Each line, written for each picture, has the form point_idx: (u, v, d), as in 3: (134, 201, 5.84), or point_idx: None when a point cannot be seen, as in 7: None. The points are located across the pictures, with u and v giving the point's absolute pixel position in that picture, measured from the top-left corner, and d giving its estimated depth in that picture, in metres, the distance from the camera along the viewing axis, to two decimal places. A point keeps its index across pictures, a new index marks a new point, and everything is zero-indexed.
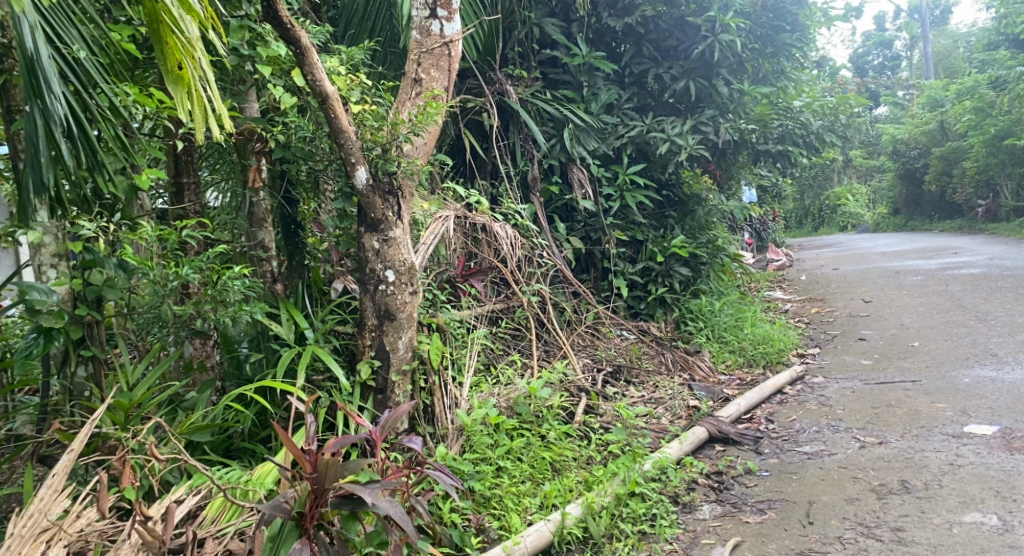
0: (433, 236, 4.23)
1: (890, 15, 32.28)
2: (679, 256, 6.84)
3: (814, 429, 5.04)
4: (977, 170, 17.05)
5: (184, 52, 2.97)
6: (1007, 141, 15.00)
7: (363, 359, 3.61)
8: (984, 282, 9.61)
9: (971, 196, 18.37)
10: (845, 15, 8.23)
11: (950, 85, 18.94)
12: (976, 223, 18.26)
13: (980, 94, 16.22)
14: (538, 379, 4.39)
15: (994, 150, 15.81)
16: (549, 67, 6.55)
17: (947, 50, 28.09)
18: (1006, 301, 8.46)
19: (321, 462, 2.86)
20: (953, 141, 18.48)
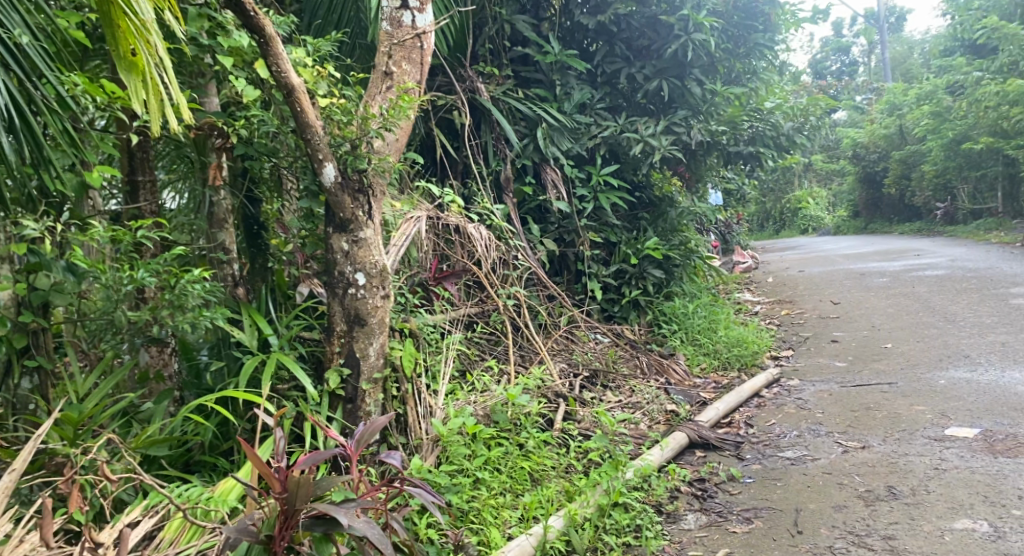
0: (405, 237, 4.06)
1: (847, 22, 32.66)
2: (652, 258, 6.73)
3: (795, 433, 4.93)
4: (936, 173, 17.26)
5: (138, 36, 2.82)
6: (964, 144, 15.17)
7: (331, 367, 3.42)
8: (949, 283, 9.64)
9: (930, 199, 18.59)
10: (813, 17, 8.19)
11: (908, 89, 19.14)
12: (935, 225, 18.47)
13: (938, 99, 16.43)
14: (514, 384, 4.23)
15: (952, 153, 15.98)
16: (520, 65, 6.39)
17: (902, 56, 28.51)
18: (974, 302, 8.48)
19: (292, 480, 2.70)
20: (912, 145, 18.68)
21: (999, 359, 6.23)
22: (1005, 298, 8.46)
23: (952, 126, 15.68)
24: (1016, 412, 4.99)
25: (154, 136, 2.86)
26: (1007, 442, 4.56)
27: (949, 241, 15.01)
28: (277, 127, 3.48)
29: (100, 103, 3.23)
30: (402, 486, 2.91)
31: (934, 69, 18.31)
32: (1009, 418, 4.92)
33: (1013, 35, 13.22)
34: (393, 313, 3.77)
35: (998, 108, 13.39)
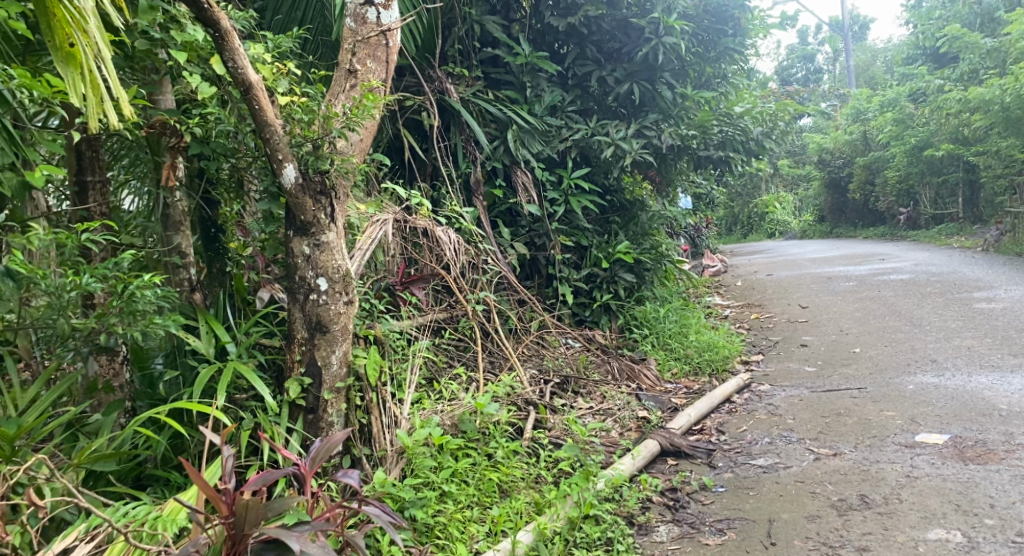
0: (371, 241, 3.94)
1: (812, 29, 32.98)
2: (623, 262, 6.66)
3: (767, 440, 4.87)
4: (899, 178, 17.44)
5: (76, 25, 2.70)
6: (927, 151, 15.32)
7: (292, 377, 3.30)
8: (915, 288, 9.68)
9: (892, 204, 18.77)
10: (782, 24, 8.19)
11: (873, 96, 19.33)
12: (898, 229, 18.66)
13: (902, 106, 16.60)
14: (483, 392, 4.11)
15: (915, 160, 16.15)
16: (490, 67, 6.28)
17: (866, 64, 28.85)
18: (939, 306, 8.50)
19: (240, 502, 2.62)
20: (877, 152, 18.84)
21: (966, 364, 6.23)
22: (969, 302, 8.50)
23: (915, 132, 15.85)
24: (984, 418, 4.97)
25: (93, 132, 2.73)
26: (977, 448, 4.53)
27: (914, 245, 15.12)
28: (233, 126, 3.33)
29: (36, 100, 3.06)
30: (359, 507, 2.79)
31: (898, 76, 18.52)
32: (979, 423, 4.89)
33: (974, 44, 13.36)
34: (357, 319, 3.62)
35: (960, 115, 13.54)
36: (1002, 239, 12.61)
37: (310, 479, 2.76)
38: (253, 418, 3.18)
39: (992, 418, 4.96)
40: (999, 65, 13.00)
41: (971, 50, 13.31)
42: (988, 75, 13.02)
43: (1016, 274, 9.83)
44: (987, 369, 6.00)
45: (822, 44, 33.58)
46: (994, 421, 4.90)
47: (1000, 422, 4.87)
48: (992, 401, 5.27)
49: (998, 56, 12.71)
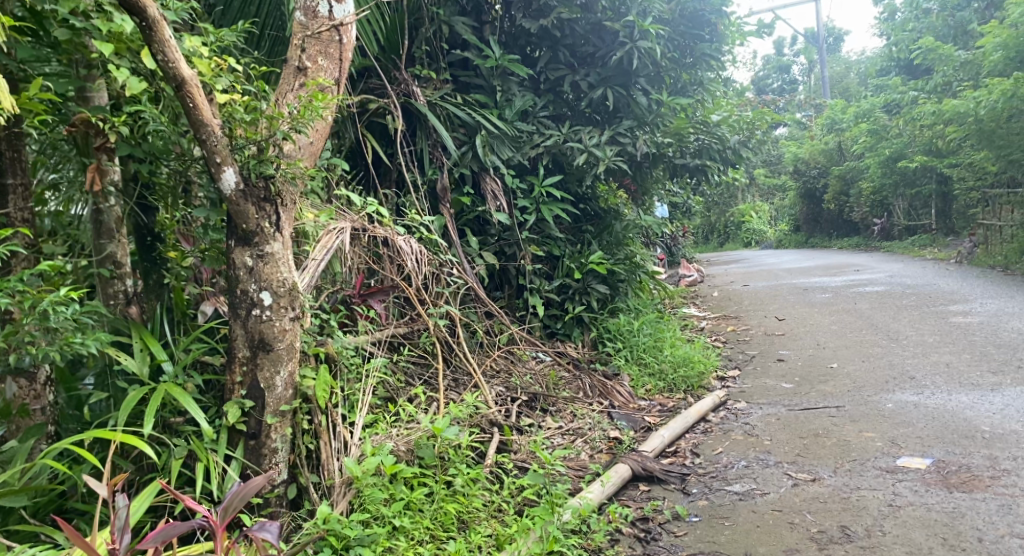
0: (326, 252, 3.72)
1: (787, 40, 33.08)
2: (597, 273, 6.43)
3: (743, 464, 4.65)
4: (874, 189, 17.40)
5: None
6: (901, 162, 15.26)
7: (231, 399, 3.04)
8: (891, 300, 9.54)
9: (867, 215, 18.73)
10: (758, 32, 8.02)
11: (847, 107, 19.30)
12: (871, 240, 18.62)
13: (876, 118, 16.67)
14: (443, 414, 3.85)
15: (888, 170, 16.08)
16: (460, 69, 6.03)
17: (840, 75, 28.95)
18: (916, 320, 8.34)
19: None
20: (851, 162, 18.80)
21: (945, 381, 6.05)
22: (945, 316, 8.36)
23: (890, 144, 15.82)
24: (967, 441, 4.78)
25: None
26: (962, 474, 4.34)
27: (889, 256, 15.03)
28: (167, 127, 3.14)
29: None
30: None
31: (872, 87, 18.50)
32: (962, 447, 4.71)
33: (948, 56, 13.28)
34: (305, 336, 3.31)
35: (934, 127, 13.49)
36: (975, 251, 12.55)
37: (221, 532, 2.46)
38: (187, 445, 2.96)
39: (975, 441, 4.77)
40: (973, 78, 12.95)
41: (945, 63, 13.24)
42: (961, 87, 12.94)
43: (990, 287, 9.72)
44: (967, 388, 5.83)
45: (797, 55, 33.64)
46: (977, 445, 4.71)
47: (984, 445, 4.69)
48: (974, 422, 5.09)
49: (972, 69, 12.64)
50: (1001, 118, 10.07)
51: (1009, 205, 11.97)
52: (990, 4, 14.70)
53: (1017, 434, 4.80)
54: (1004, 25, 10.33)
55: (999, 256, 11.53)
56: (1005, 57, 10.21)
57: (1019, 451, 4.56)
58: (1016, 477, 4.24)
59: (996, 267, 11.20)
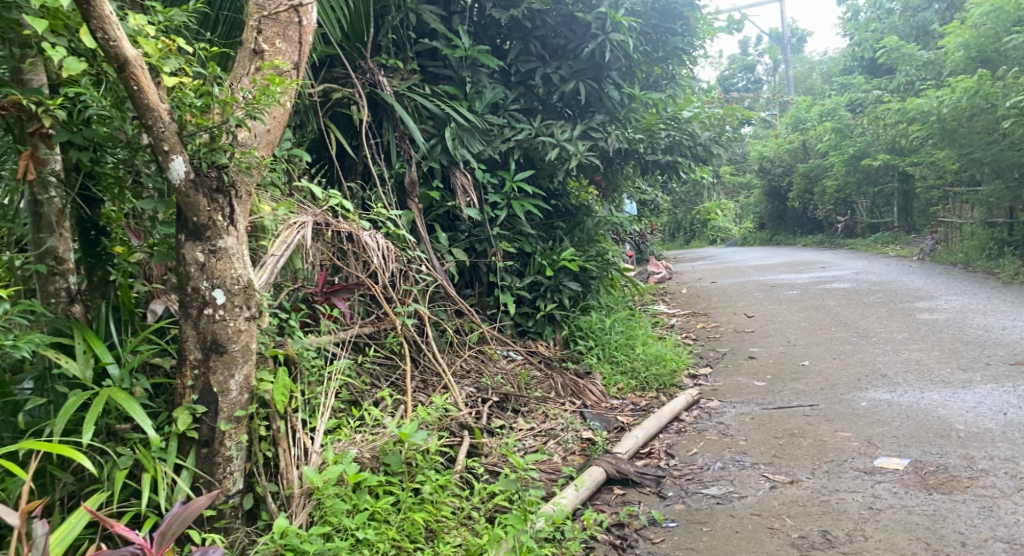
0: (285, 246, 3.54)
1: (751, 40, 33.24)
2: (568, 269, 6.29)
3: (719, 465, 4.51)
4: (837, 187, 17.42)
5: None
6: (864, 161, 15.34)
7: (181, 405, 2.85)
8: (857, 297, 9.52)
9: (831, 212, 18.80)
10: (727, 28, 7.94)
11: (812, 106, 19.38)
12: (835, 238, 18.70)
13: (841, 117, 16.81)
14: (411, 418, 3.66)
15: (852, 169, 16.16)
16: (428, 60, 5.84)
17: (803, 74, 29.15)
18: (883, 317, 8.30)
19: None
20: (815, 160, 18.88)
21: (917, 379, 5.98)
22: (913, 312, 8.32)
23: (854, 142, 15.89)
24: (943, 440, 4.69)
25: None
26: (940, 474, 4.24)
27: (853, 254, 15.07)
28: (110, 112, 2.93)
29: None
30: None
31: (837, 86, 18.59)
32: (938, 446, 4.62)
33: (911, 56, 13.32)
34: (263, 337, 3.10)
35: (897, 125, 13.56)
36: (937, 248, 12.61)
37: None
38: (132, 454, 2.78)
39: (950, 440, 4.68)
40: (936, 77, 13.02)
41: (908, 62, 13.27)
42: (924, 87, 13.00)
43: (955, 284, 9.74)
44: (938, 385, 5.76)
45: (761, 55, 33.81)
46: (953, 444, 4.62)
47: (960, 445, 4.60)
48: (947, 420, 5.01)
49: (935, 68, 12.71)
50: (962, 117, 10.01)
51: (970, 203, 12.05)
52: (951, 5, 14.82)
53: (993, 433, 4.72)
54: (966, 24, 10.38)
55: (960, 253, 11.58)
56: (968, 56, 10.25)
57: (995, 450, 4.48)
58: (995, 477, 4.15)
59: (958, 265, 11.24)
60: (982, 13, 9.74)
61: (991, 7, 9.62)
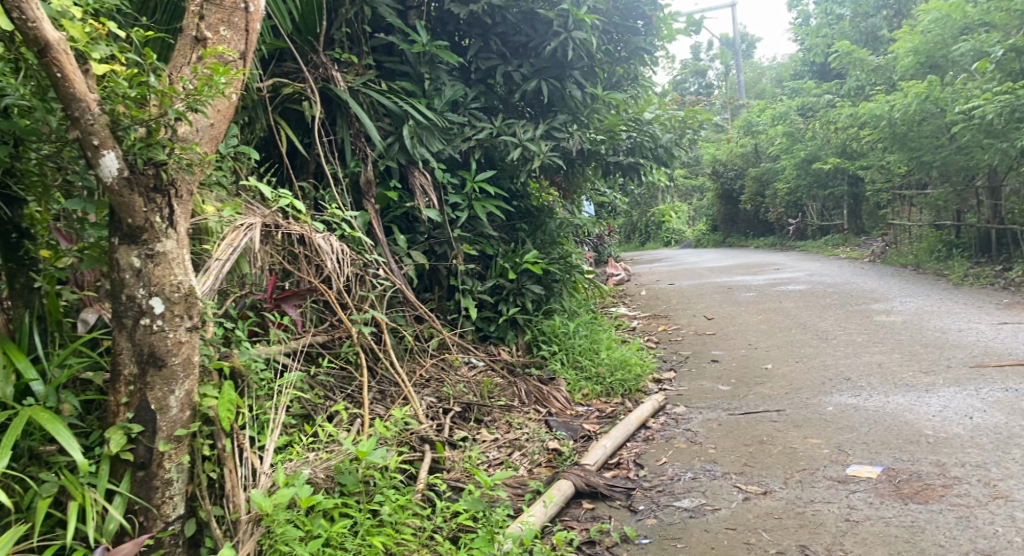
0: (231, 249, 3.38)
1: (702, 45, 33.51)
2: (531, 272, 6.10)
3: (690, 475, 4.24)
4: (788, 190, 17.61)
5: None
6: (816, 164, 15.43)
7: (114, 424, 2.63)
8: (815, 298, 9.48)
9: (782, 215, 18.84)
10: (687, 30, 7.84)
11: (763, 111, 19.52)
12: (787, 239, 18.77)
13: (792, 121, 16.92)
14: (368, 434, 3.43)
15: (803, 172, 16.29)
16: (384, 55, 5.61)
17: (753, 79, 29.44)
18: (842, 319, 8.24)
19: None
20: (767, 163, 19.00)
21: (881, 382, 5.88)
22: (870, 314, 8.27)
23: (805, 146, 15.99)
24: (913, 447, 4.38)
25: None
26: (914, 483, 3.98)
27: (805, 256, 15.12)
28: (31, 101, 2.72)
29: None
30: None
31: (788, 90, 18.75)
32: (909, 453, 4.31)
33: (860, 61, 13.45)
34: (205, 350, 2.86)
35: (849, 129, 13.64)
36: (887, 250, 12.66)
37: None
38: (57, 480, 2.59)
39: (921, 447, 4.38)
40: (886, 83, 13.11)
41: (859, 66, 13.36)
42: (875, 91, 13.09)
43: (907, 285, 9.76)
44: (902, 389, 5.66)
45: (712, 61, 34.10)
46: (923, 451, 4.32)
47: (930, 451, 4.30)
48: (916, 426, 4.67)
49: (884, 73, 12.79)
50: (914, 120, 9.94)
51: (918, 206, 12.10)
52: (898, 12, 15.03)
53: (963, 439, 4.43)
54: (915, 30, 10.44)
55: (910, 255, 11.61)
56: (917, 62, 10.30)
57: (965, 456, 4.20)
58: (969, 486, 3.90)
59: (908, 266, 11.30)
60: (930, 19, 9.76)
61: (939, 13, 9.62)
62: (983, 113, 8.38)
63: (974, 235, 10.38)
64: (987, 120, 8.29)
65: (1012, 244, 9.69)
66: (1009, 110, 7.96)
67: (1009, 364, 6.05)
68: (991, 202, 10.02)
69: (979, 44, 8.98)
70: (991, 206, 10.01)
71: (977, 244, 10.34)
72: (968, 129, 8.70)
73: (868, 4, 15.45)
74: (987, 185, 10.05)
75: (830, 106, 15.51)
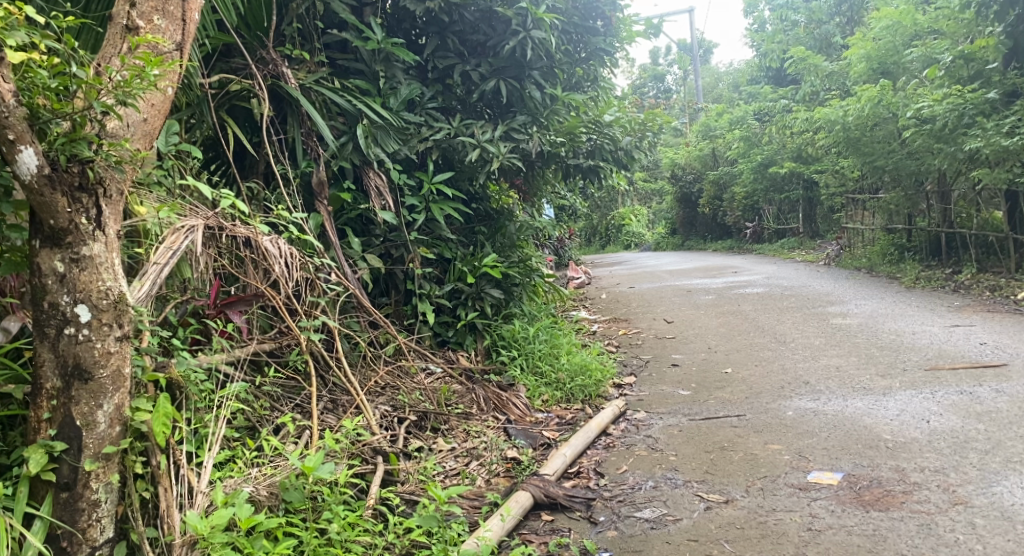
0: (172, 253, 3.25)
1: (661, 51, 33.78)
2: (490, 276, 5.96)
3: (651, 484, 4.11)
4: (745, 194, 17.69)
5: None
6: (772, 168, 15.54)
7: (36, 441, 2.49)
8: (773, 301, 9.47)
9: (738, 219, 18.86)
10: (646, 32, 7.78)
11: (721, 115, 19.68)
12: (743, 242, 18.82)
13: (749, 125, 17.02)
14: (316, 447, 3.27)
15: (759, 177, 16.48)
16: (337, 52, 5.44)
17: (711, 85, 29.71)
18: (798, 322, 8.22)
19: None
20: (724, 168, 19.14)
21: (839, 386, 5.83)
22: (827, 317, 8.26)
23: (762, 150, 16.12)
24: (872, 451, 4.28)
25: None
26: (875, 489, 3.86)
27: (762, 259, 15.19)
28: None
29: None
30: None
31: (746, 94, 18.93)
32: (868, 458, 4.21)
33: (814, 67, 13.60)
34: (138, 362, 2.73)
35: (804, 134, 13.71)
36: (842, 254, 12.73)
37: None
38: None
39: (880, 452, 4.28)
40: (839, 88, 13.21)
41: (813, 72, 13.47)
42: (830, 96, 13.20)
43: (863, 288, 9.79)
44: (860, 393, 5.61)
45: (671, 66, 34.36)
46: (882, 456, 4.23)
47: (889, 456, 4.20)
48: (875, 430, 4.60)
49: (838, 78, 12.88)
50: (868, 125, 9.98)
51: (871, 210, 12.17)
52: (851, 19, 15.24)
53: (920, 443, 4.35)
54: (868, 37, 10.53)
55: (864, 258, 11.69)
56: (869, 68, 10.37)
57: (924, 461, 4.11)
58: (929, 491, 3.80)
59: (862, 270, 11.37)
60: (881, 27, 9.96)
61: (889, 21, 9.83)
62: (933, 118, 8.42)
63: (925, 238, 10.45)
64: (936, 124, 8.33)
65: (961, 248, 9.75)
66: (958, 113, 8.02)
67: (963, 368, 6.04)
68: (941, 206, 10.07)
69: (929, 51, 9.06)
70: (940, 210, 10.06)
71: (928, 247, 10.41)
72: (919, 134, 8.68)
73: (822, 11, 15.61)
74: (936, 190, 10.11)
75: (786, 111, 15.61)
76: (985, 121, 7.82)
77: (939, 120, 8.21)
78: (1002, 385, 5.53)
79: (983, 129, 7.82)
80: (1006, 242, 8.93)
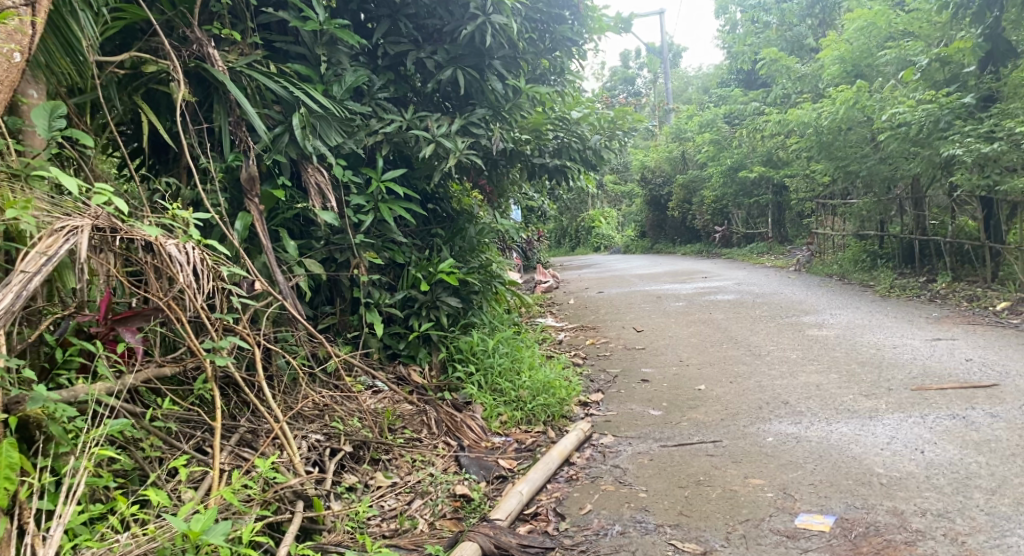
0: (49, 260, 2.73)
1: (632, 53, 33.48)
2: (446, 283, 5.40)
3: (618, 529, 3.62)
4: (714, 197, 17.30)
5: None
6: (742, 172, 15.17)
7: None
8: (745, 309, 9.02)
9: (706, 223, 18.43)
10: (616, 27, 7.28)
11: (691, 119, 19.31)
12: (712, 246, 18.41)
13: (718, 128, 16.62)
14: (211, 503, 2.81)
15: (729, 181, 16.06)
16: (275, 33, 4.84)
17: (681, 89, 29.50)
18: (772, 333, 7.75)
19: None
20: (694, 172, 18.82)
21: (821, 407, 5.36)
22: (801, 329, 7.80)
23: (731, 154, 15.72)
24: (864, 489, 3.80)
25: None
26: (873, 539, 3.41)
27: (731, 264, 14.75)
28: None
29: None
30: None
31: (717, 97, 18.65)
32: (861, 497, 3.73)
33: (788, 68, 13.24)
34: None
35: (775, 137, 13.33)
36: (812, 260, 12.32)
37: None
38: None
39: (873, 490, 3.80)
40: (812, 90, 12.83)
41: (786, 74, 13.13)
42: (802, 99, 12.83)
43: (837, 297, 9.35)
44: (844, 415, 5.14)
45: (641, 69, 34.06)
46: (876, 495, 3.74)
47: (885, 496, 3.72)
48: (865, 462, 4.11)
49: (811, 81, 12.49)
50: (841, 129, 9.54)
51: (842, 216, 11.76)
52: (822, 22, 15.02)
53: (917, 479, 3.87)
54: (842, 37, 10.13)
55: (836, 265, 11.28)
56: (843, 70, 9.98)
57: (925, 502, 3.63)
58: (934, 543, 3.36)
59: (834, 276, 10.95)
60: (856, 27, 9.57)
61: (864, 21, 9.41)
62: (907, 122, 7.94)
63: (898, 246, 10.07)
64: (909, 129, 7.91)
65: (936, 256, 9.37)
66: (934, 118, 7.55)
67: (952, 388, 5.58)
68: (915, 212, 9.67)
69: (903, 53, 8.68)
70: (915, 216, 9.66)
71: (901, 255, 10.02)
72: (893, 138, 8.23)
73: (793, 13, 15.28)
74: (910, 196, 9.71)
75: (757, 114, 15.22)
76: (964, 126, 7.37)
77: (914, 126, 7.75)
78: (996, 408, 5.10)
79: (959, 134, 7.39)
80: (982, 251, 8.53)
